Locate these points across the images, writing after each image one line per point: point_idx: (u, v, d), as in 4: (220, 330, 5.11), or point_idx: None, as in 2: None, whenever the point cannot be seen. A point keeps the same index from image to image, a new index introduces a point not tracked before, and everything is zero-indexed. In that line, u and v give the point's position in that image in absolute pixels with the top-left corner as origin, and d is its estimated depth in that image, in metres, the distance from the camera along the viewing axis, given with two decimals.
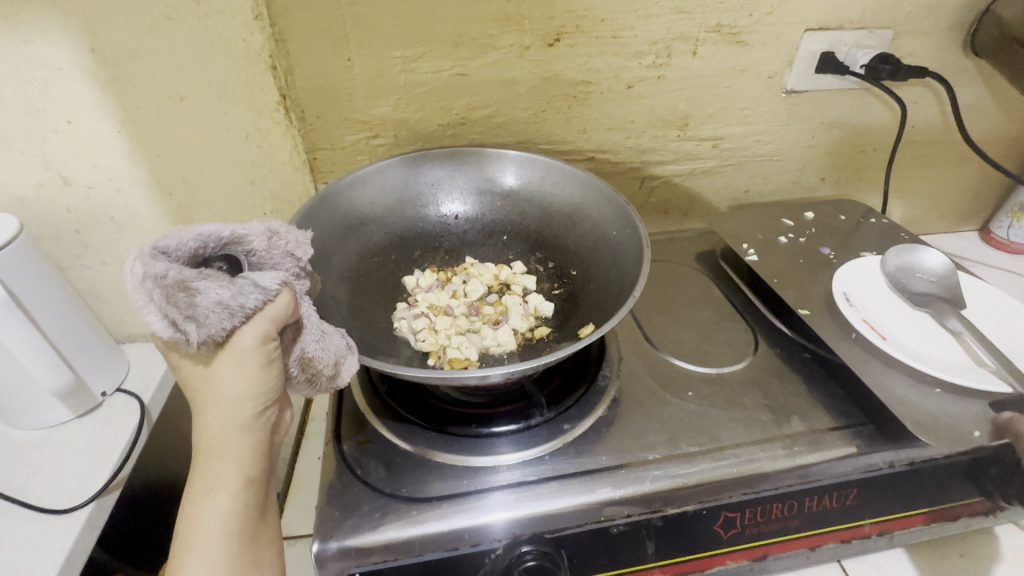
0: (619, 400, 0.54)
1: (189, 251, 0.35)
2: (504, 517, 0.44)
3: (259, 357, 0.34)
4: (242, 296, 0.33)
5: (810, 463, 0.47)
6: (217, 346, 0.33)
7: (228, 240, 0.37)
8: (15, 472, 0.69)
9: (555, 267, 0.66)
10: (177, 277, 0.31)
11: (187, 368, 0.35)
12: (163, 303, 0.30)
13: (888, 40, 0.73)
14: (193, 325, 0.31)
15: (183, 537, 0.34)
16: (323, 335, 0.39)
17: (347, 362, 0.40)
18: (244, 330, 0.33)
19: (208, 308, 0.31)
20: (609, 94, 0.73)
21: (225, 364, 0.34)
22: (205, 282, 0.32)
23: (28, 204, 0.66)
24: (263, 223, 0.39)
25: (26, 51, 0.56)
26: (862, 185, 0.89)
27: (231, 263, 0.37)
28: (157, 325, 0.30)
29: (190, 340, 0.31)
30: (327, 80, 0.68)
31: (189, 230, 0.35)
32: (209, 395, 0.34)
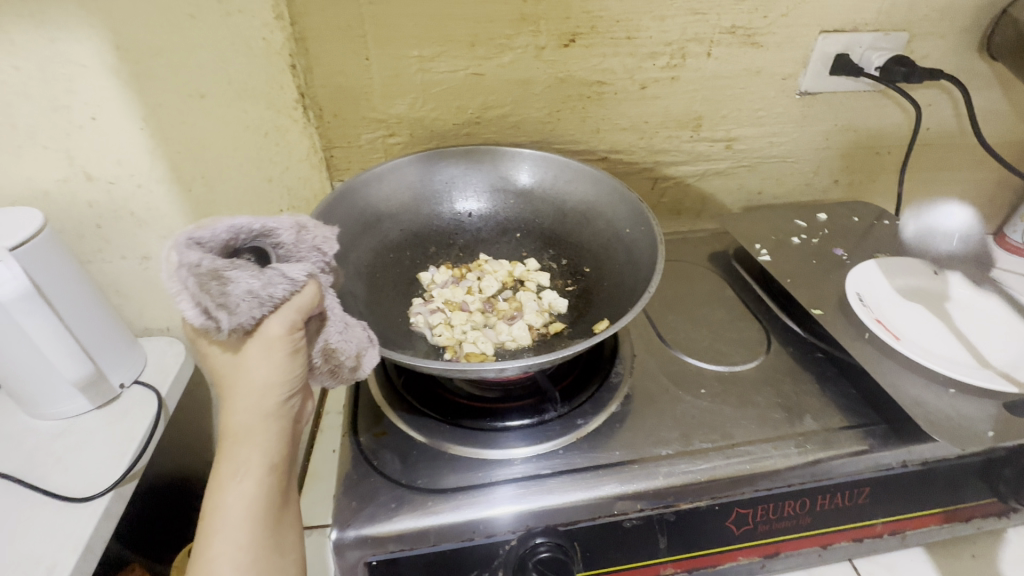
0: (632, 397, 0.54)
1: (222, 242, 0.35)
2: (511, 510, 0.44)
3: (284, 348, 0.35)
4: (272, 286, 0.34)
5: (823, 461, 0.48)
6: (246, 335, 0.34)
7: (257, 232, 0.37)
8: (36, 460, 0.70)
9: (568, 264, 0.66)
10: (209, 266, 0.32)
11: (216, 354, 0.36)
12: (197, 291, 0.30)
13: (903, 42, 0.73)
14: (224, 314, 0.32)
15: (210, 519, 0.35)
16: (346, 327, 0.40)
17: (367, 355, 0.42)
18: (273, 320, 0.34)
19: (239, 297, 0.32)
20: (623, 95, 0.73)
21: (252, 352, 0.35)
22: (237, 271, 0.33)
23: (51, 197, 0.66)
24: (292, 216, 0.40)
25: (52, 49, 0.54)
26: (875, 187, 0.89)
27: (260, 255, 0.38)
28: (190, 312, 0.31)
29: (220, 329, 0.32)
30: (345, 78, 0.70)
31: (223, 221, 0.35)
32: (237, 381, 0.35)
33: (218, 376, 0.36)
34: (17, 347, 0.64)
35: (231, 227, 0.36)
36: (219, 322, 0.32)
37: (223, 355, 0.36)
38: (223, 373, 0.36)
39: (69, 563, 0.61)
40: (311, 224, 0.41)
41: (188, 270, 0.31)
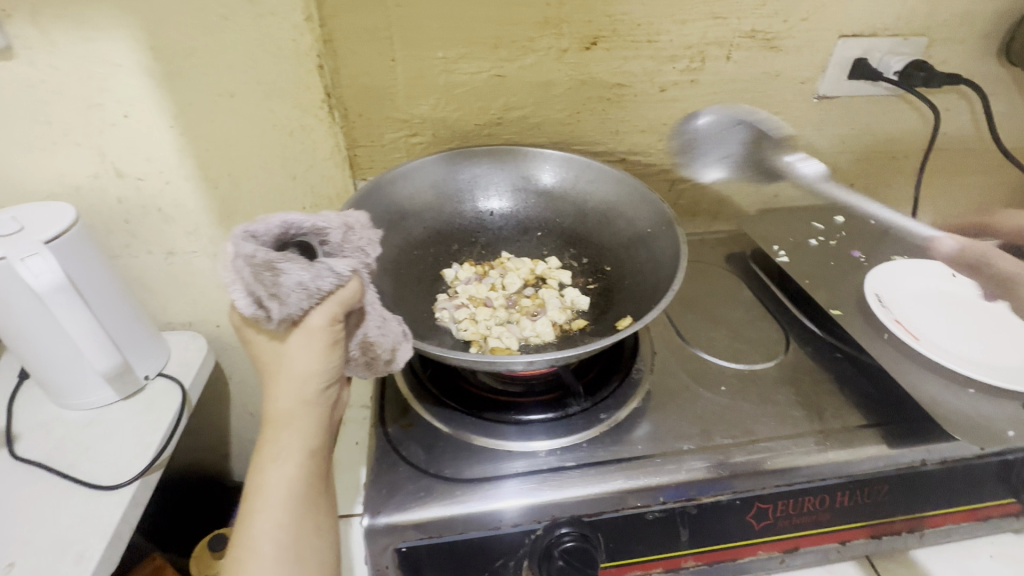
0: (653, 393, 0.55)
1: (276, 236, 0.38)
2: (517, 504, 0.45)
3: (325, 339, 0.37)
4: (320, 279, 0.36)
5: (842, 458, 0.48)
6: (293, 325, 0.36)
7: (308, 227, 0.39)
8: (65, 449, 0.71)
9: (589, 263, 0.68)
10: (264, 257, 0.34)
11: (262, 343, 0.38)
12: (251, 281, 0.33)
13: (922, 47, 0.74)
14: (276, 303, 0.34)
15: (253, 498, 0.38)
16: (384, 321, 0.42)
17: (402, 349, 0.43)
18: (318, 311, 0.36)
19: (291, 288, 0.34)
20: (643, 97, 0.74)
21: (296, 342, 0.37)
22: (289, 264, 0.35)
23: (82, 194, 0.70)
24: (341, 214, 0.41)
25: (90, 48, 0.59)
26: (892, 191, 0.89)
27: (307, 250, 0.39)
28: (244, 300, 0.34)
29: (270, 318, 0.35)
30: (371, 79, 0.70)
31: (276, 216, 0.38)
32: (280, 371, 0.37)
33: (263, 365, 0.38)
34: (48, 338, 0.66)
35: (283, 222, 0.38)
36: (269, 312, 0.35)
37: (268, 344, 0.38)
38: (267, 362, 0.38)
39: (98, 549, 0.62)
40: (358, 225, 0.41)
41: (245, 261, 0.34)
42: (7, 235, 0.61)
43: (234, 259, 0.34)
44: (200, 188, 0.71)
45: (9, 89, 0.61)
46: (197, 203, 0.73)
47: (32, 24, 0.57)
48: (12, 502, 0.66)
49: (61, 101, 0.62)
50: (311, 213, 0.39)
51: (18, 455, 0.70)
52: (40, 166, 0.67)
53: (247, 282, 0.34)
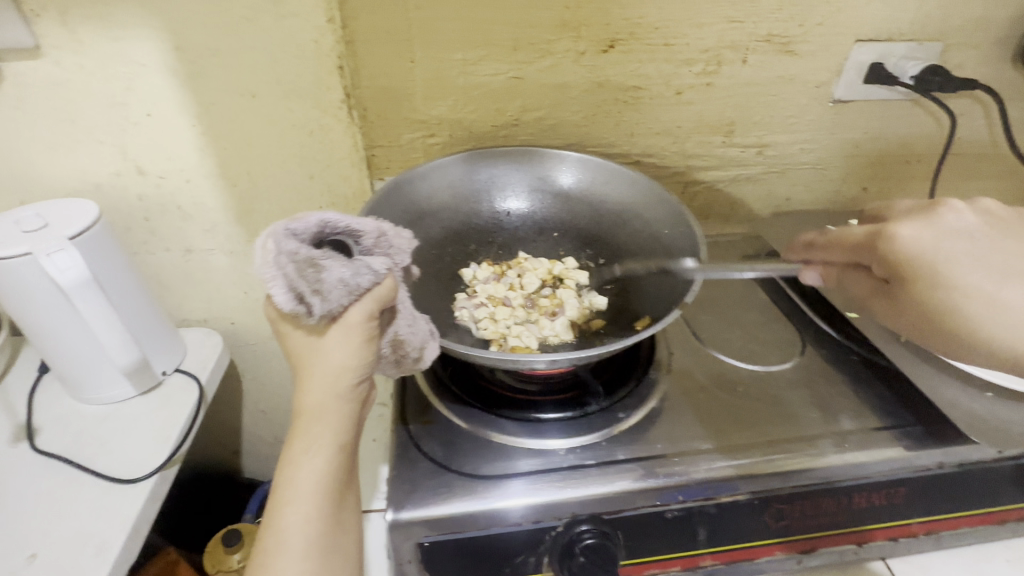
0: (670, 394, 0.56)
1: (313, 236, 0.40)
2: (521, 503, 0.45)
3: (361, 334, 0.39)
4: (358, 276, 0.38)
5: (860, 460, 0.49)
6: (331, 320, 0.38)
7: (342, 228, 0.42)
8: (83, 443, 0.71)
9: (605, 263, 0.70)
10: (306, 255, 0.37)
11: (298, 337, 0.40)
12: (296, 276, 0.35)
13: (938, 51, 0.74)
14: (318, 299, 0.36)
15: (285, 489, 0.39)
16: (414, 321, 0.45)
17: (429, 347, 0.46)
18: (356, 307, 0.38)
19: (332, 285, 0.37)
20: (659, 100, 0.74)
21: (333, 337, 0.39)
22: (330, 262, 0.37)
23: (104, 191, 0.71)
24: (372, 218, 0.44)
25: (116, 48, 0.60)
26: (905, 196, 0.89)
27: (341, 247, 0.42)
28: (287, 296, 0.36)
29: (311, 313, 0.37)
30: (389, 80, 0.69)
31: (314, 217, 0.41)
32: (317, 364, 0.39)
33: (299, 359, 0.40)
34: (69, 333, 0.66)
35: (319, 221, 0.41)
36: (310, 307, 0.37)
37: (304, 339, 0.40)
38: (303, 356, 0.40)
39: (119, 540, 0.62)
40: (391, 231, 0.43)
41: (288, 258, 0.36)
42: (33, 230, 0.62)
43: (277, 257, 0.36)
44: (219, 186, 0.72)
45: (36, 87, 0.62)
46: (216, 201, 0.73)
47: (60, 24, 0.58)
48: (31, 493, 0.66)
49: (86, 99, 0.63)
50: (346, 216, 0.42)
51: (38, 447, 0.70)
52: (63, 163, 0.68)
53: (289, 279, 0.36)
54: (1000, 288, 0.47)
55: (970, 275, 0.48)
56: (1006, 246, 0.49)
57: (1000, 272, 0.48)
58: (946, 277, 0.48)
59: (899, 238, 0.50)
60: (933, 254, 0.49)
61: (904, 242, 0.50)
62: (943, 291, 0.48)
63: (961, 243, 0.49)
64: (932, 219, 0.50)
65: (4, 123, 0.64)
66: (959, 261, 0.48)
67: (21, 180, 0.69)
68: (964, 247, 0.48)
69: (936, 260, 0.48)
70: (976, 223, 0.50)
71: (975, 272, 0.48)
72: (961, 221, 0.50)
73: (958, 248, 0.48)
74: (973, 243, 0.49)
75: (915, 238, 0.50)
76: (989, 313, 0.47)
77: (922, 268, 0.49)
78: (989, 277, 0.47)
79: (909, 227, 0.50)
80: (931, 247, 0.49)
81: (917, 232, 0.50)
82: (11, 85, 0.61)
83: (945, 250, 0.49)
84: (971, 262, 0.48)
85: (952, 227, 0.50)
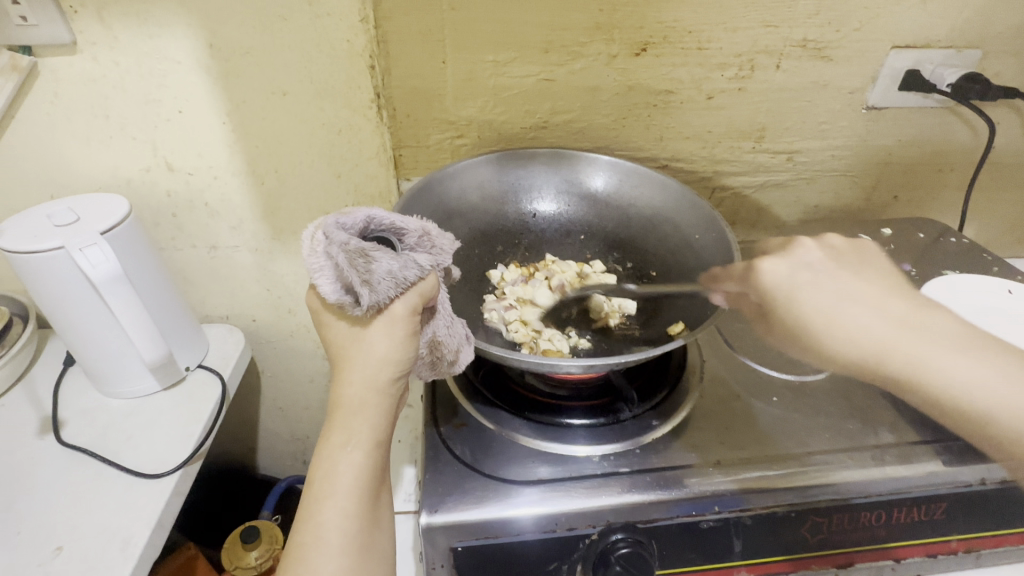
0: (703, 402, 0.56)
1: (359, 230, 0.41)
2: (530, 512, 0.45)
3: (405, 328, 0.39)
4: (406, 270, 0.38)
5: (900, 474, 0.48)
6: (377, 313, 0.38)
7: (388, 225, 0.42)
8: (109, 436, 0.72)
9: (634, 267, 0.70)
10: (357, 246, 0.37)
11: (340, 329, 0.40)
12: (349, 266, 0.36)
13: (976, 59, 0.72)
14: (367, 289, 0.36)
15: (321, 484, 0.38)
16: (452, 323, 0.45)
17: (464, 351, 0.46)
18: (401, 300, 0.39)
19: (380, 277, 0.37)
20: (690, 104, 0.74)
21: (377, 330, 0.39)
22: (380, 253, 0.37)
23: (133, 187, 0.72)
24: (416, 218, 0.45)
25: (153, 45, 0.61)
26: (936, 205, 0.88)
27: (384, 245, 0.43)
28: (336, 285, 0.36)
29: (359, 304, 0.37)
30: (421, 80, 0.68)
31: (360, 210, 0.41)
32: (359, 356, 0.39)
33: (340, 351, 0.40)
34: (97, 326, 0.67)
35: (365, 217, 0.41)
36: (358, 298, 0.37)
37: (346, 332, 0.40)
38: (344, 348, 0.40)
39: (144, 536, 0.62)
40: (435, 231, 0.44)
41: (340, 249, 0.37)
42: (65, 225, 0.63)
43: (330, 246, 0.36)
44: (247, 184, 0.72)
45: (72, 83, 0.62)
46: (243, 198, 0.74)
47: (98, 21, 0.59)
48: (58, 486, 0.66)
49: (121, 95, 0.64)
50: (391, 212, 0.42)
51: (64, 440, 0.70)
52: (95, 158, 0.69)
53: (340, 268, 0.37)
54: (837, 306, 0.49)
55: (814, 299, 0.50)
56: (855, 278, 0.52)
57: (842, 295, 0.50)
58: (800, 304, 0.50)
59: (764, 272, 0.53)
60: (788, 283, 0.52)
61: (767, 277, 0.53)
62: (799, 314, 0.50)
63: (811, 273, 0.52)
64: (791, 254, 0.54)
65: (39, 118, 0.65)
66: (811, 287, 0.51)
67: (53, 175, 0.70)
68: (814, 276, 0.52)
69: (791, 290, 0.51)
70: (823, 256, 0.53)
71: (820, 295, 0.50)
72: (814, 256, 0.53)
73: (807, 279, 0.51)
74: (822, 274, 0.52)
75: (777, 270, 0.52)
76: (835, 329, 0.48)
77: (777, 296, 0.52)
78: (831, 299, 0.50)
79: (772, 262, 0.53)
80: (787, 277, 0.52)
81: (775, 266, 0.52)
82: (48, 81, 0.62)
83: (801, 281, 0.51)
84: (818, 287, 0.51)
85: (804, 260, 0.53)
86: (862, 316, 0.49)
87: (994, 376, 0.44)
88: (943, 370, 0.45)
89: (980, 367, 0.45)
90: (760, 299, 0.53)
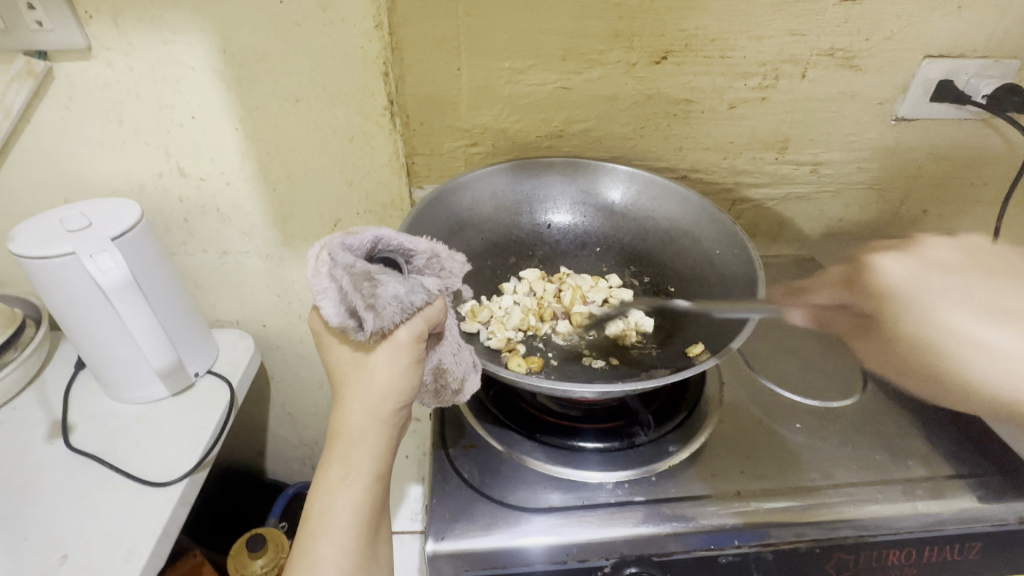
0: (722, 429, 0.54)
1: (366, 250, 0.40)
2: (543, 542, 0.45)
3: (410, 355, 0.38)
4: (412, 295, 0.38)
5: (932, 510, 0.47)
6: (381, 338, 0.37)
7: (396, 246, 0.42)
8: (117, 442, 0.71)
9: (651, 282, 0.68)
10: (362, 268, 0.36)
11: (343, 353, 0.39)
12: (354, 289, 0.35)
13: (1013, 69, 0.69)
14: (372, 314, 0.35)
15: (319, 518, 0.37)
16: (459, 350, 0.44)
17: (470, 379, 0.46)
18: (406, 326, 0.38)
19: (386, 301, 0.36)
20: (711, 114, 0.71)
21: (380, 355, 0.38)
22: (386, 277, 0.37)
23: (146, 192, 0.72)
24: (426, 239, 0.44)
25: (167, 51, 0.60)
26: (967, 220, 0.84)
27: (392, 267, 0.42)
28: (338, 310, 0.35)
29: (362, 329, 0.36)
30: (435, 88, 0.66)
31: (368, 229, 0.40)
32: (361, 383, 0.38)
33: (341, 376, 0.39)
34: (107, 333, 0.66)
35: (374, 237, 0.41)
36: (362, 323, 0.36)
37: (348, 356, 0.39)
38: (346, 373, 0.39)
39: (148, 546, 0.61)
40: (444, 253, 0.44)
41: (345, 271, 0.36)
42: (77, 230, 0.62)
43: (335, 269, 0.36)
44: (259, 191, 0.71)
45: (86, 88, 0.62)
46: (255, 205, 0.73)
47: (113, 26, 0.58)
48: (66, 491, 0.66)
49: (134, 101, 0.63)
50: (399, 232, 0.42)
51: (72, 445, 0.70)
52: (108, 162, 0.68)
53: (344, 291, 0.35)
54: (973, 322, 0.44)
55: (956, 316, 0.44)
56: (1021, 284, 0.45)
57: (992, 312, 0.44)
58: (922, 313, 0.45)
59: (880, 272, 0.49)
60: (925, 289, 0.46)
61: (884, 277, 0.48)
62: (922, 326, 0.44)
63: (951, 278, 0.47)
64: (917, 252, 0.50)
65: (54, 122, 0.64)
66: (935, 291, 0.46)
67: (66, 179, 0.70)
68: (955, 284, 0.46)
69: (917, 290, 0.47)
70: (956, 258, 0.49)
71: (958, 307, 0.45)
72: (943, 256, 0.49)
73: (938, 281, 0.47)
74: (968, 281, 0.46)
75: (898, 273, 0.48)
76: (978, 357, 0.42)
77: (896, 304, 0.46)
78: (977, 313, 0.44)
79: (889, 261, 0.49)
80: (910, 278, 0.48)
81: (899, 264, 0.49)
82: (63, 86, 0.62)
83: (926, 279, 0.47)
84: (962, 299, 0.45)
85: (935, 260, 0.49)
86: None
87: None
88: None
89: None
90: (873, 305, 0.48)
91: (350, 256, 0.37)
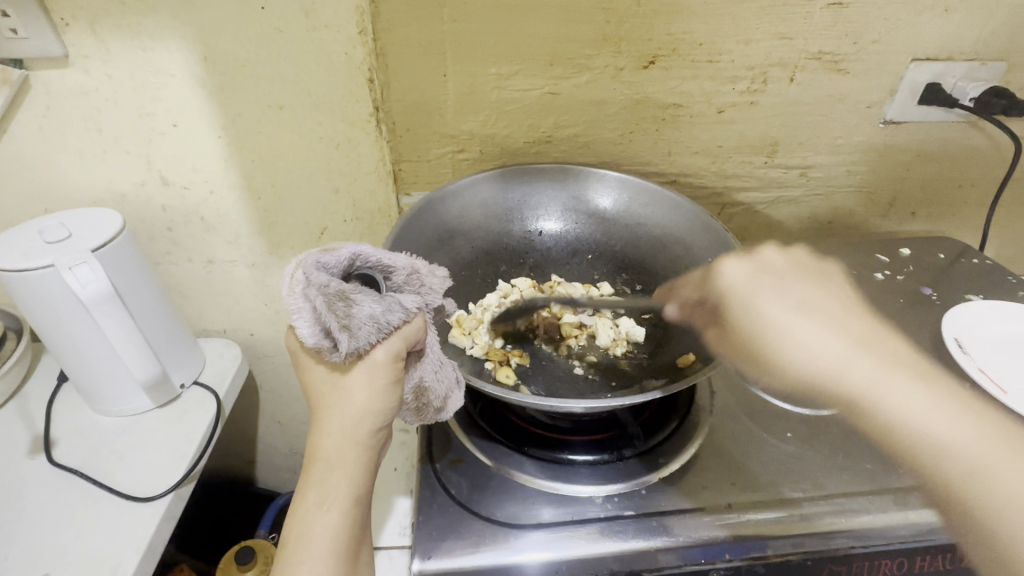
0: (711, 439, 0.55)
1: (343, 267, 0.39)
2: (536, 558, 0.45)
3: (387, 375, 0.38)
4: (389, 313, 0.37)
5: (923, 519, 0.48)
6: (357, 359, 0.37)
7: (373, 262, 0.41)
8: (100, 457, 0.70)
9: (643, 290, 0.67)
10: (336, 288, 0.36)
11: (320, 373, 0.38)
12: (328, 309, 0.34)
13: (1000, 72, 0.70)
14: (346, 334, 0.35)
15: (297, 545, 0.36)
16: (440, 367, 0.44)
17: (453, 396, 0.45)
18: (383, 345, 0.37)
19: (361, 321, 0.36)
20: (699, 118, 0.71)
21: (356, 376, 0.38)
22: (361, 296, 0.36)
23: (128, 201, 0.70)
24: (405, 255, 0.43)
25: (146, 58, 0.59)
26: (955, 222, 0.85)
27: (370, 283, 0.42)
28: (311, 330, 0.35)
29: (336, 349, 0.35)
30: (421, 94, 0.66)
31: (345, 246, 0.40)
32: (337, 405, 0.38)
33: (318, 398, 0.39)
34: (87, 348, 0.65)
35: (351, 254, 0.40)
36: (337, 343, 0.36)
37: (325, 375, 0.39)
38: (323, 395, 0.38)
39: (132, 563, 0.60)
40: (424, 268, 0.43)
41: (320, 292, 0.35)
42: (57, 241, 0.61)
43: (309, 289, 0.35)
44: (243, 199, 0.70)
45: (63, 95, 0.61)
46: (239, 214, 0.72)
47: (90, 33, 0.57)
48: (48, 508, 0.64)
49: (114, 108, 0.62)
50: (378, 249, 0.41)
51: (55, 461, 0.68)
52: (89, 171, 0.67)
53: (318, 311, 0.35)
54: (787, 315, 0.46)
55: (773, 307, 0.47)
56: (821, 286, 0.49)
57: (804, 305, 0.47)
58: (759, 311, 0.47)
59: (722, 274, 0.50)
60: (751, 288, 0.49)
61: (722, 279, 0.50)
62: (761, 321, 0.47)
63: (774, 279, 0.49)
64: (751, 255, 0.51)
65: (31, 131, 0.63)
66: (767, 295, 0.48)
67: (45, 188, 0.68)
68: (774, 284, 0.49)
69: (751, 295, 0.48)
70: (785, 262, 0.51)
71: (779, 301, 0.47)
72: (776, 260, 0.51)
73: (767, 285, 0.49)
74: (781, 280, 0.49)
75: (737, 276, 0.50)
76: (790, 346, 0.45)
77: (738, 302, 0.48)
78: (791, 306, 0.47)
79: (735, 264, 0.50)
80: (747, 280, 0.49)
81: (736, 271, 0.50)
82: (40, 94, 0.60)
83: (757, 283, 0.49)
84: (779, 294, 0.48)
85: (767, 264, 0.50)
86: (817, 332, 0.45)
87: (964, 421, 0.42)
88: (887, 402, 0.43)
89: (928, 402, 0.42)
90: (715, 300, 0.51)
91: (325, 275, 0.37)
